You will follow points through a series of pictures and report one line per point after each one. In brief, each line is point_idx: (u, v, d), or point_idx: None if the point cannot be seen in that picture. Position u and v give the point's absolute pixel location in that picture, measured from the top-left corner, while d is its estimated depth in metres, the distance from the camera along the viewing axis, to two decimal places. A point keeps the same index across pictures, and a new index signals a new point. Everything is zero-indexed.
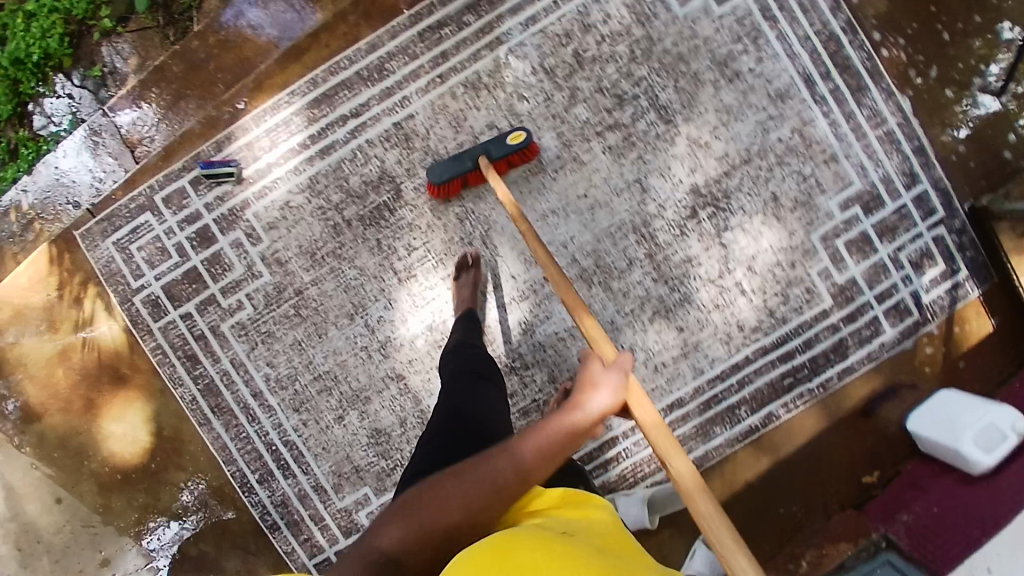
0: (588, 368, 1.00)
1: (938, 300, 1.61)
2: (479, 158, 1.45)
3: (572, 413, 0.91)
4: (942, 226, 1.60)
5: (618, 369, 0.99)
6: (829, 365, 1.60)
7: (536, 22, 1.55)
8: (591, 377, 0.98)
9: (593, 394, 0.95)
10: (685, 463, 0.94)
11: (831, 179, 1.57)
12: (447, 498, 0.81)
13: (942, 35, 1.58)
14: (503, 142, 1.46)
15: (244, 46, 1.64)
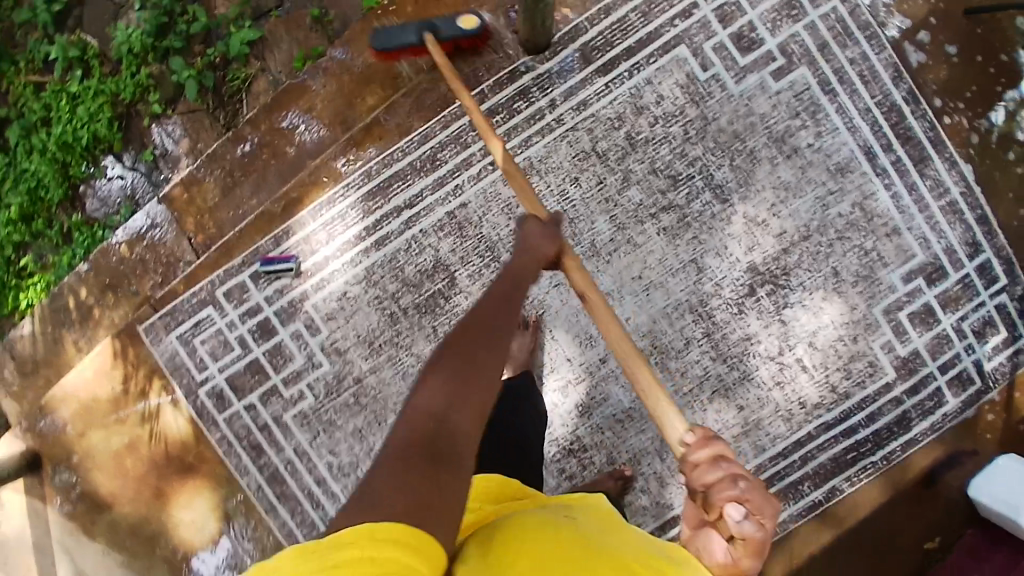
0: (527, 222, 1.12)
1: (999, 367, 1.57)
2: (426, 33, 1.41)
3: (523, 268, 1.05)
4: (1004, 294, 1.56)
5: (555, 225, 1.13)
6: (893, 438, 1.57)
7: (588, 106, 1.55)
8: (529, 231, 1.11)
9: (534, 248, 1.08)
10: (750, 481, 0.81)
11: (893, 253, 1.54)
12: (467, 354, 0.83)
13: (1002, 96, 1.53)
14: (453, 22, 1.43)
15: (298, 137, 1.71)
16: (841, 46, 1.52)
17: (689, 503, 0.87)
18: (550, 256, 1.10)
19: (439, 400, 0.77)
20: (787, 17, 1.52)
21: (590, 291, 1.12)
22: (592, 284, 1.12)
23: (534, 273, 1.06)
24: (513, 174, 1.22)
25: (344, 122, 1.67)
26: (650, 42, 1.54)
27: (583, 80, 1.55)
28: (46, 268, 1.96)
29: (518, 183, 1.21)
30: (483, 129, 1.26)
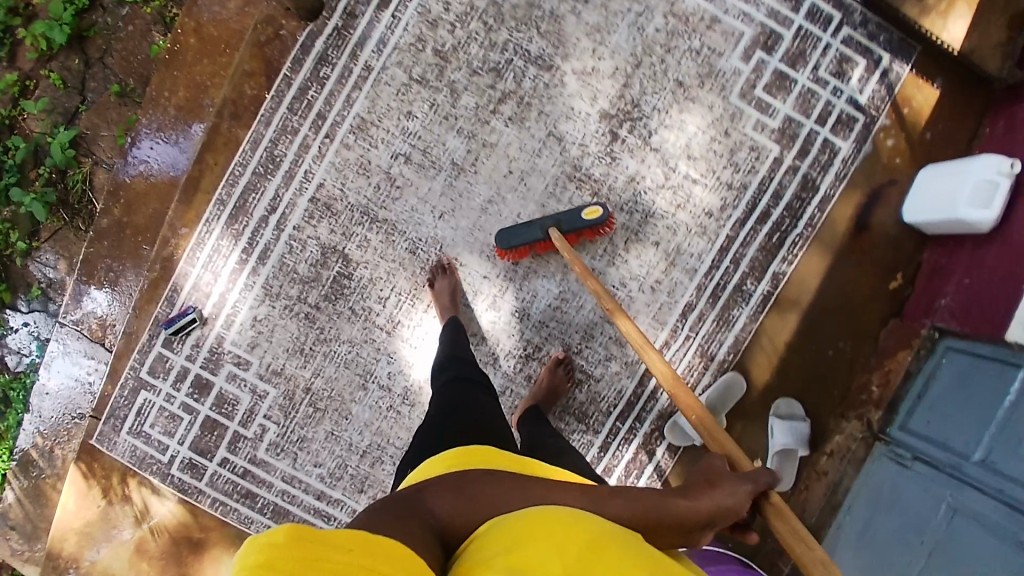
0: (715, 464, 1.00)
1: (875, 94, 1.60)
2: (551, 228, 1.47)
3: (685, 501, 0.88)
4: (845, 27, 1.58)
5: (752, 479, 0.96)
6: (806, 205, 1.58)
7: (387, 43, 1.55)
8: (715, 470, 0.98)
9: (717, 501, 0.91)
10: None
11: (721, 40, 1.56)
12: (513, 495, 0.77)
13: None
14: (577, 215, 1.48)
15: (151, 199, 1.74)
16: None
17: None
18: (745, 507, 0.94)
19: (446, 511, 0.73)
20: None
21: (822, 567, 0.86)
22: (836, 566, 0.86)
23: (705, 519, 0.88)
24: (679, 390, 1.13)
25: None
26: None
27: (373, 19, 1.54)
28: (2, 437, 1.93)
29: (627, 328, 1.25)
30: (577, 268, 1.37)
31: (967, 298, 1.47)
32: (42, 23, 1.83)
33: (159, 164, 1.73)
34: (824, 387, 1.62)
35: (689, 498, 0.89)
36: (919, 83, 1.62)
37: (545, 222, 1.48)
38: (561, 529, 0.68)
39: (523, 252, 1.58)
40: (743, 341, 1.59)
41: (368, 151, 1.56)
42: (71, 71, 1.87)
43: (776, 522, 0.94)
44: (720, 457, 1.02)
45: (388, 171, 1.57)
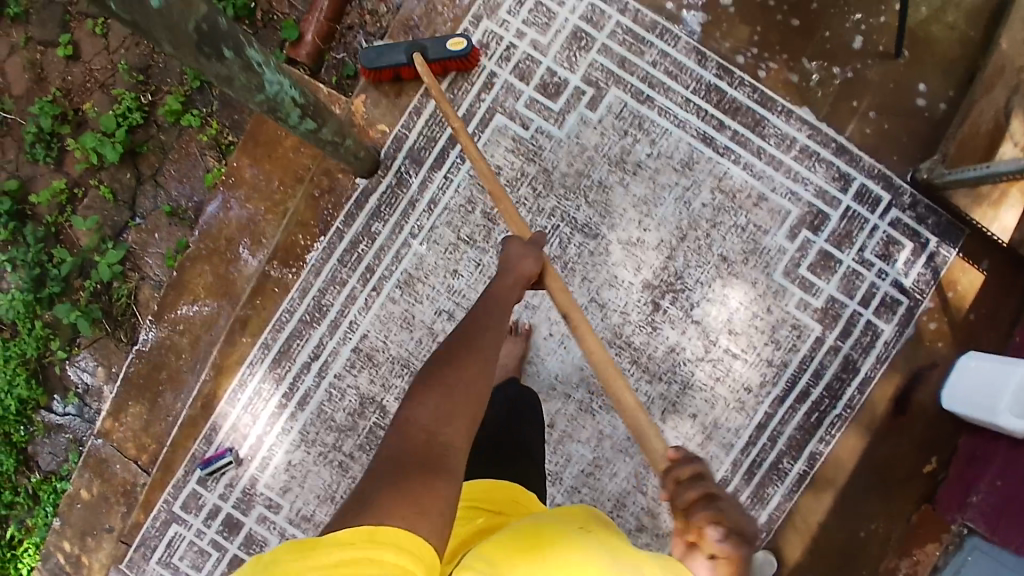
0: (511, 245, 1.12)
1: (920, 278, 1.59)
2: (414, 52, 1.49)
3: (501, 285, 1.05)
4: (893, 208, 1.57)
5: (535, 248, 1.13)
6: (846, 385, 1.58)
7: (437, 203, 1.57)
8: (509, 251, 1.11)
9: (517, 277, 1.07)
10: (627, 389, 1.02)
11: (767, 218, 1.56)
12: (454, 371, 0.86)
13: (792, 23, 1.58)
14: (442, 44, 1.50)
15: (193, 325, 1.76)
16: (639, 54, 1.55)
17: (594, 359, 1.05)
18: (535, 276, 1.10)
19: (427, 418, 0.80)
20: (579, 49, 1.55)
21: (585, 332, 1.08)
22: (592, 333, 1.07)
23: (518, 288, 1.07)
24: (499, 196, 1.20)
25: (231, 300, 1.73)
26: (469, 120, 1.57)
27: (425, 179, 1.57)
28: (30, 532, 1.93)
29: (506, 206, 1.19)
30: (438, 98, 1.31)
31: (999, 503, 1.46)
32: (93, 137, 1.85)
33: (205, 292, 1.75)
34: (856, 568, 1.60)
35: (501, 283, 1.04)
36: (965, 266, 1.59)
37: (400, 42, 1.52)
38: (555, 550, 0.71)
39: (559, 416, 1.58)
40: (776, 519, 1.58)
41: (412, 306, 1.58)
42: (121, 185, 1.89)
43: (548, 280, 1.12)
44: (544, 279, 1.13)
45: (430, 326, 1.58)
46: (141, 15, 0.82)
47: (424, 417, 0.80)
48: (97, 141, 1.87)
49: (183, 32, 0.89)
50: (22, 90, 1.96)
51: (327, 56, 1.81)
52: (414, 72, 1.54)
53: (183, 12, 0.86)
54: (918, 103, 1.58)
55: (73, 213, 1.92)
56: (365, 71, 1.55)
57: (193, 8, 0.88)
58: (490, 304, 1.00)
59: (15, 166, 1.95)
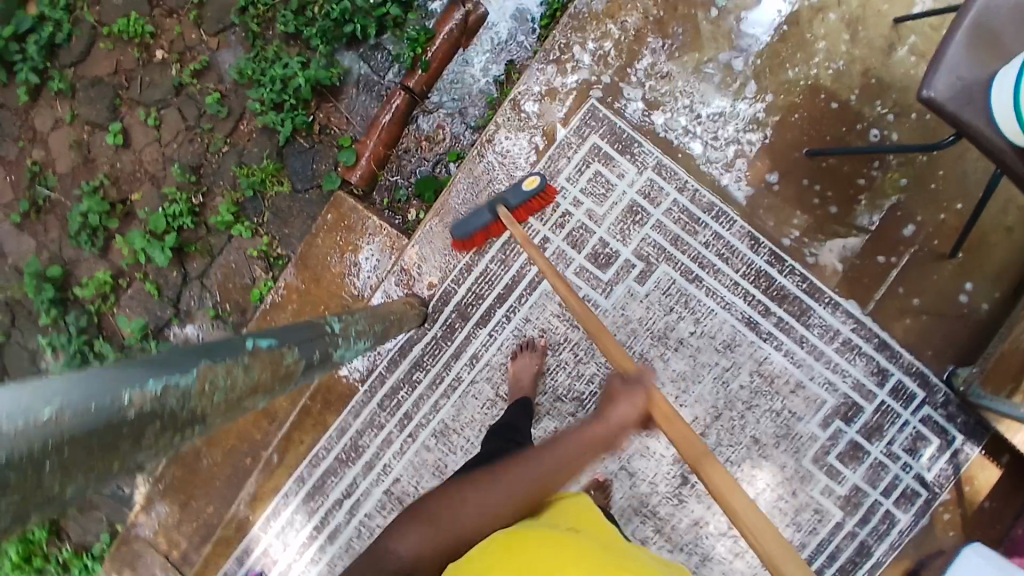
0: (611, 385, 1.00)
1: (942, 472, 1.62)
2: (495, 207, 1.36)
3: (595, 428, 0.93)
4: (925, 405, 1.61)
5: (640, 384, 0.99)
6: (858, 568, 1.62)
7: (479, 358, 1.60)
8: (612, 390, 0.99)
9: (619, 419, 0.95)
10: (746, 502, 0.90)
11: (803, 404, 1.59)
12: (463, 514, 0.92)
13: (841, 210, 1.58)
14: (519, 187, 1.38)
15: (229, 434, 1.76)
16: (692, 234, 1.58)
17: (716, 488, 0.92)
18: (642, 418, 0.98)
19: (413, 550, 0.91)
20: (633, 223, 1.59)
21: (706, 459, 0.95)
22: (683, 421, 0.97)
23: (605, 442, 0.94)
24: (599, 334, 1.15)
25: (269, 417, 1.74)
26: (518, 281, 1.60)
27: (469, 334, 1.60)
28: None
29: (607, 342, 1.14)
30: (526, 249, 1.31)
31: None
32: (142, 238, 1.87)
33: None
34: None
35: (591, 425, 0.94)
36: (986, 463, 1.62)
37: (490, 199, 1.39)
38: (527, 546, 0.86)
39: None
40: None
41: (446, 455, 1.60)
42: (167, 280, 1.91)
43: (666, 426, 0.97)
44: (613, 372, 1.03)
45: None
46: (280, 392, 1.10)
47: (404, 553, 0.91)
48: (145, 241, 1.88)
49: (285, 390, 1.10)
50: (67, 169, 1.97)
51: (381, 177, 1.82)
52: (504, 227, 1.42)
53: (279, 384, 1.04)
54: (961, 301, 1.59)
55: (116, 303, 1.95)
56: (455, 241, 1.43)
57: (289, 376, 1.06)
58: (567, 448, 0.93)
59: (60, 249, 1.97)
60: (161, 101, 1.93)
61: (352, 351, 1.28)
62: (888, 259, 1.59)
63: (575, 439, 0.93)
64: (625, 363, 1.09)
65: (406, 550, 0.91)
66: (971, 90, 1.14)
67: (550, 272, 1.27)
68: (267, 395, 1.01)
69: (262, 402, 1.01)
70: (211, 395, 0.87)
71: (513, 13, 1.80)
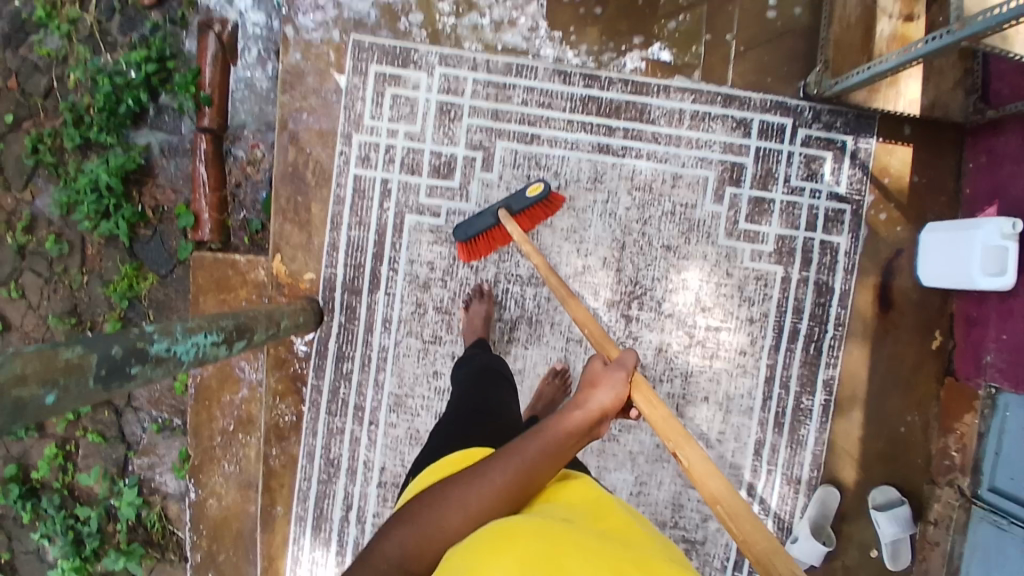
0: (595, 367, 1.07)
1: (853, 179, 1.59)
2: (500, 211, 1.44)
3: (576, 413, 0.98)
4: (801, 129, 1.58)
5: (622, 367, 1.05)
6: (829, 308, 1.60)
7: (392, 319, 1.58)
8: (594, 374, 1.05)
9: (600, 404, 1.00)
10: (707, 463, 0.89)
11: (689, 193, 1.58)
12: (447, 509, 0.86)
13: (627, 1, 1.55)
14: (522, 195, 1.45)
15: (227, 519, 1.72)
16: (506, 100, 1.57)
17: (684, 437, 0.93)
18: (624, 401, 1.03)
19: (399, 553, 0.82)
20: (450, 121, 1.57)
21: (684, 442, 0.92)
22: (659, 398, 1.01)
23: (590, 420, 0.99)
24: (587, 323, 1.17)
25: (252, 483, 1.72)
26: (384, 232, 1.58)
27: (369, 304, 1.58)
28: None
29: (589, 326, 1.17)
30: (523, 243, 1.35)
31: (1010, 357, 1.47)
32: None
33: (220, 487, 1.72)
34: (905, 461, 1.64)
35: (574, 411, 0.98)
36: (890, 147, 1.60)
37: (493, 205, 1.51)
38: (520, 538, 0.76)
39: (587, 454, 1.60)
40: (820, 455, 1.62)
41: (413, 421, 1.59)
42: (105, 423, 1.91)
43: (635, 394, 1.03)
44: (596, 357, 1.09)
45: None
46: (115, 381, 0.81)
47: (394, 552, 0.83)
48: None
49: (88, 386, 0.76)
50: None
51: (229, 221, 1.82)
52: (507, 232, 1.49)
53: (76, 381, 0.74)
54: (773, 19, 1.57)
55: (76, 468, 1.94)
56: (460, 246, 1.50)
57: (82, 367, 0.76)
58: (557, 428, 0.96)
59: (5, 449, 1.95)
60: (14, 271, 1.91)
61: (191, 348, 0.98)
62: (691, 19, 1.56)
63: (561, 424, 0.96)
64: (610, 350, 1.10)
65: (398, 550, 0.83)
66: None
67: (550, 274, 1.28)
68: (52, 388, 0.71)
69: (49, 399, 0.70)
70: (37, 350, 0.71)
71: (256, 0, 1.80)
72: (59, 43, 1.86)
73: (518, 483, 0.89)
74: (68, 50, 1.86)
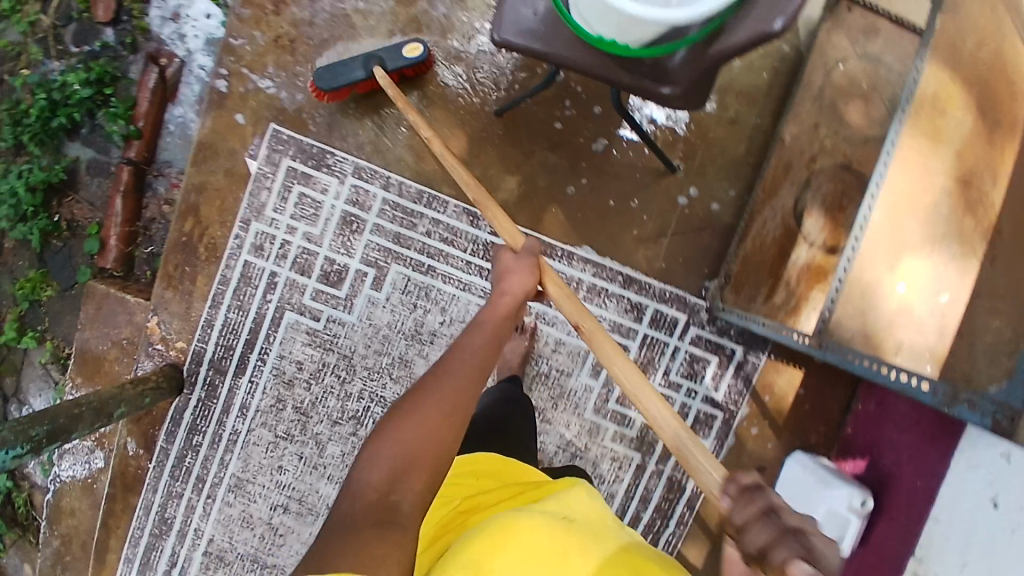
0: (503, 260, 1.01)
1: (732, 389, 1.56)
2: (371, 64, 1.41)
3: (501, 306, 0.95)
4: (692, 327, 1.55)
5: (530, 257, 1.01)
6: (675, 504, 1.57)
7: (248, 406, 1.59)
8: (505, 266, 0.99)
9: (517, 292, 0.97)
10: (630, 367, 0.89)
11: (568, 360, 1.58)
12: (409, 423, 0.80)
13: (547, 159, 1.55)
14: (398, 52, 1.44)
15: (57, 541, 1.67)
16: (411, 227, 1.55)
17: (624, 362, 0.90)
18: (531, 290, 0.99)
19: (383, 473, 0.77)
20: (351, 233, 1.55)
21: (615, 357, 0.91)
22: (594, 320, 0.94)
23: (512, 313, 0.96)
24: (485, 204, 1.07)
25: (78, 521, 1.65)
26: (260, 322, 1.57)
27: (231, 386, 1.58)
28: None
29: (490, 209, 1.07)
30: (417, 126, 1.20)
31: None
32: None
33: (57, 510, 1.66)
34: None
35: (505, 300, 0.96)
36: (778, 367, 1.56)
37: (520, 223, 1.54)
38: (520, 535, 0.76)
39: None
40: None
41: (248, 506, 1.60)
42: None
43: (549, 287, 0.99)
44: (501, 249, 1.03)
45: (269, 522, 1.59)
46: None
47: (371, 477, 0.77)
48: None
49: None
50: None
51: (136, 253, 1.81)
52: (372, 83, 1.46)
53: None
54: (682, 203, 1.56)
55: None
56: (317, 90, 1.45)
57: None
58: (485, 339, 0.91)
59: None
60: None
61: None
62: (609, 195, 1.55)
63: (491, 320, 0.93)
64: (512, 241, 1.04)
65: (374, 476, 0.77)
66: (554, 30, 1.15)
67: (454, 165, 1.12)
68: None
69: None
70: None
71: (207, 42, 1.79)
72: (17, 38, 1.83)
73: (463, 387, 0.85)
74: (22, 47, 1.82)
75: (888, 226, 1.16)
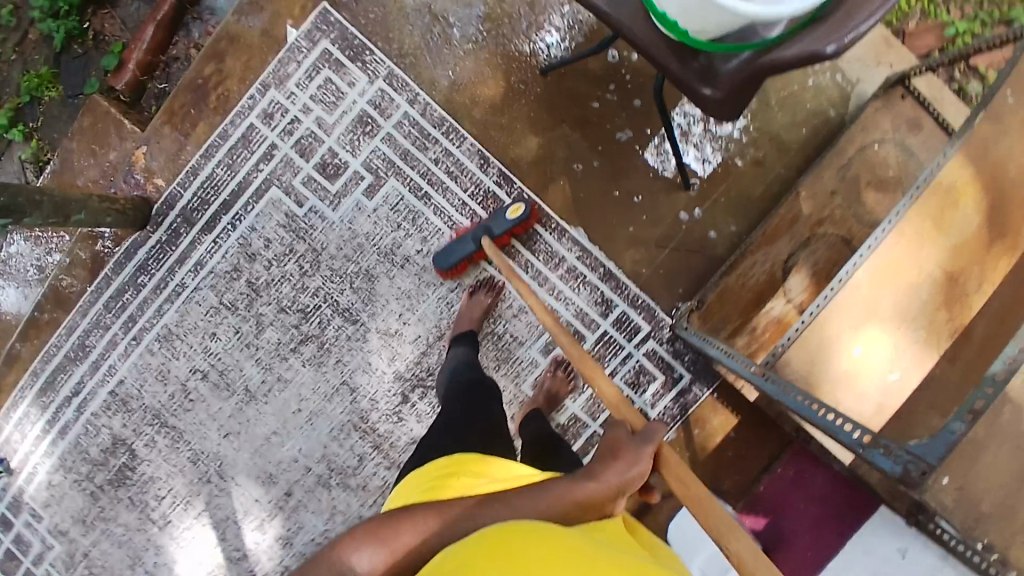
0: (615, 435, 0.84)
1: (667, 410, 1.55)
2: (480, 238, 1.49)
3: (588, 483, 0.76)
4: (651, 340, 1.55)
5: (647, 440, 0.82)
6: None
7: (203, 265, 1.57)
8: (615, 444, 0.82)
9: (616, 478, 0.78)
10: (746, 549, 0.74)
11: (525, 330, 1.57)
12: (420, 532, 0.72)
13: (572, 134, 1.56)
14: (502, 218, 1.49)
15: None
16: (422, 150, 1.56)
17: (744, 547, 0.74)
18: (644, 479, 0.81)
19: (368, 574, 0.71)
20: (363, 134, 1.55)
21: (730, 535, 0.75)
22: (702, 486, 0.80)
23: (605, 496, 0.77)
24: (597, 377, 0.94)
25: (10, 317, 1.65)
26: (244, 188, 1.56)
27: (193, 240, 1.56)
28: None
29: (602, 384, 0.93)
30: (494, 259, 1.35)
31: None
32: None
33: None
34: None
35: (593, 478, 0.77)
36: (716, 407, 1.55)
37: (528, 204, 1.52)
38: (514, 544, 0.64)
39: (296, 486, 1.55)
40: None
41: (169, 360, 1.57)
42: None
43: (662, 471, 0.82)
44: (617, 424, 0.86)
45: (184, 383, 1.57)
46: None
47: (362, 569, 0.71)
48: None
49: None
50: None
51: (149, 84, 1.78)
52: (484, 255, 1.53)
53: None
54: (682, 219, 1.56)
55: None
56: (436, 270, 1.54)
57: None
58: (552, 502, 0.74)
59: None
60: None
61: None
62: (617, 186, 1.56)
63: (571, 490, 0.75)
64: (634, 424, 0.88)
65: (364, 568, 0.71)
66: None
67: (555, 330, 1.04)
68: None
69: None
70: None
71: None
72: None
73: None
74: None
75: (865, 297, 1.19)
